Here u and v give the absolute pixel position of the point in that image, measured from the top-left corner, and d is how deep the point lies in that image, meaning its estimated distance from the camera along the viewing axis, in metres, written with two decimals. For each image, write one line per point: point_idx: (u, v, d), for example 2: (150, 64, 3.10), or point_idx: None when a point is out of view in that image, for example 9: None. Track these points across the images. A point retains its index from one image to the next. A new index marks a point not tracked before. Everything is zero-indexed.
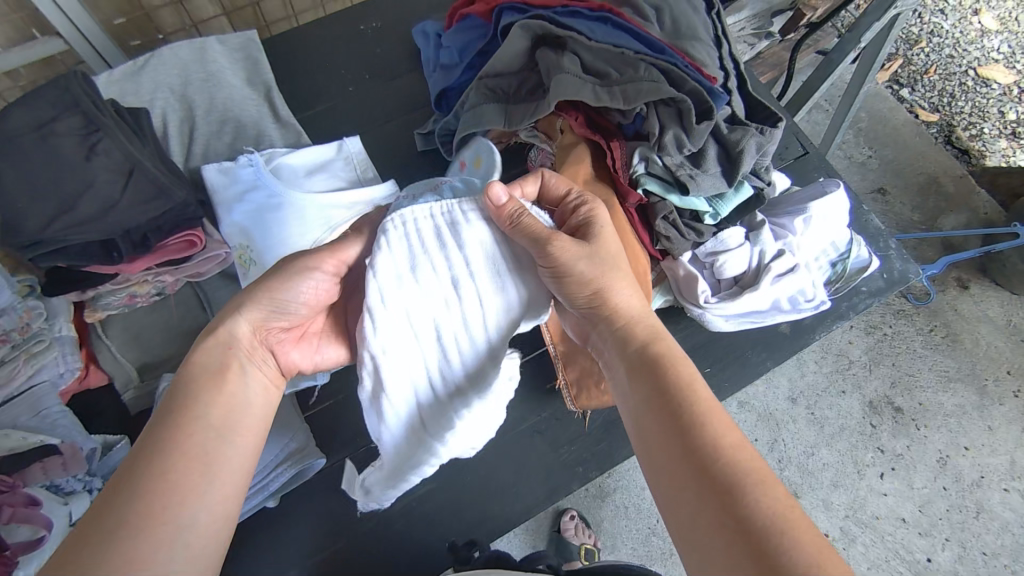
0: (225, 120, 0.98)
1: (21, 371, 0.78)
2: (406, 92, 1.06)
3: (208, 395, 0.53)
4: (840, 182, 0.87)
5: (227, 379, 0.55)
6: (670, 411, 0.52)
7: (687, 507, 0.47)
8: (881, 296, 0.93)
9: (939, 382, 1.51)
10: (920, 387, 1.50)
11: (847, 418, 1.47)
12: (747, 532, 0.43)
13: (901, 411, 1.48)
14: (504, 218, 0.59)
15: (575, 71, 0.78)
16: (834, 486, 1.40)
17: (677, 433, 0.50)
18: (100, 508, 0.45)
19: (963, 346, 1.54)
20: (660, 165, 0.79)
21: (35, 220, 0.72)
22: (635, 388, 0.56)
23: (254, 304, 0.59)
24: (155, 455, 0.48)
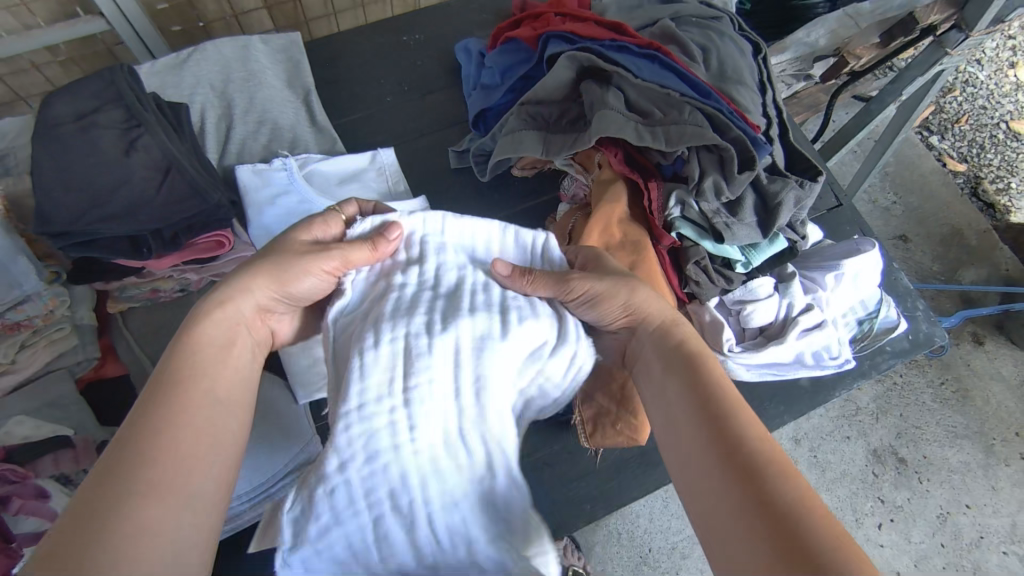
0: (263, 120, 0.98)
1: (41, 355, 0.79)
2: (444, 107, 1.06)
3: (204, 370, 0.49)
4: (876, 240, 0.86)
5: (226, 361, 0.51)
6: (698, 404, 0.49)
7: (709, 496, 0.45)
8: (904, 357, 0.91)
9: (946, 437, 1.49)
10: (925, 440, 1.49)
11: (849, 464, 1.46)
12: (799, 554, 0.39)
13: (905, 462, 1.46)
14: (519, 282, 0.59)
15: (618, 108, 0.78)
16: None
17: (718, 443, 0.46)
18: (108, 468, 0.41)
19: (973, 403, 1.52)
20: (696, 210, 0.78)
21: (69, 211, 0.71)
22: (671, 392, 0.52)
23: (265, 279, 0.56)
24: (157, 426, 0.44)
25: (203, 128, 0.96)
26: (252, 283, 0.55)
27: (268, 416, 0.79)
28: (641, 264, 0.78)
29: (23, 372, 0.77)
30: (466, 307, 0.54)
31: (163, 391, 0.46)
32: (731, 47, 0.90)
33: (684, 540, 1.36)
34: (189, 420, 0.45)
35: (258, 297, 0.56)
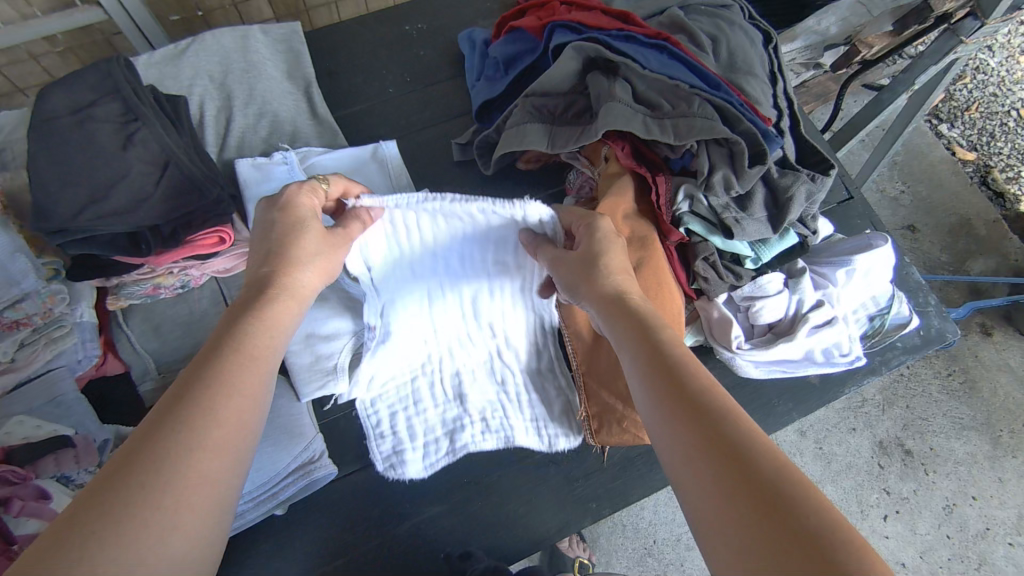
0: (263, 113, 0.96)
1: (41, 355, 0.77)
2: (447, 99, 1.04)
3: (252, 348, 0.50)
4: (887, 236, 0.84)
5: (269, 341, 0.52)
6: (657, 364, 0.50)
7: (672, 443, 0.44)
8: (915, 354, 0.90)
9: (952, 429, 1.48)
10: (932, 432, 1.48)
11: (855, 455, 1.45)
12: (756, 490, 0.38)
13: (911, 454, 1.45)
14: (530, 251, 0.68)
15: (625, 100, 0.76)
16: None
17: (687, 411, 0.45)
18: (164, 418, 0.42)
19: (980, 395, 1.50)
20: (705, 205, 0.76)
21: (66, 207, 0.70)
22: (636, 361, 0.51)
23: (323, 258, 0.59)
24: (214, 386, 0.45)
25: (202, 121, 0.94)
26: (308, 265, 0.58)
27: (270, 414, 0.78)
28: (648, 260, 0.76)
29: (22, 372, 0.76)
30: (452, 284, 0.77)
31: (224, 358, 0.48)
32: (741, 37, 0.88)
33: (688, 532, 1.35)
34: (235, 391, 0.46)
35: (311, 272, 0.58)
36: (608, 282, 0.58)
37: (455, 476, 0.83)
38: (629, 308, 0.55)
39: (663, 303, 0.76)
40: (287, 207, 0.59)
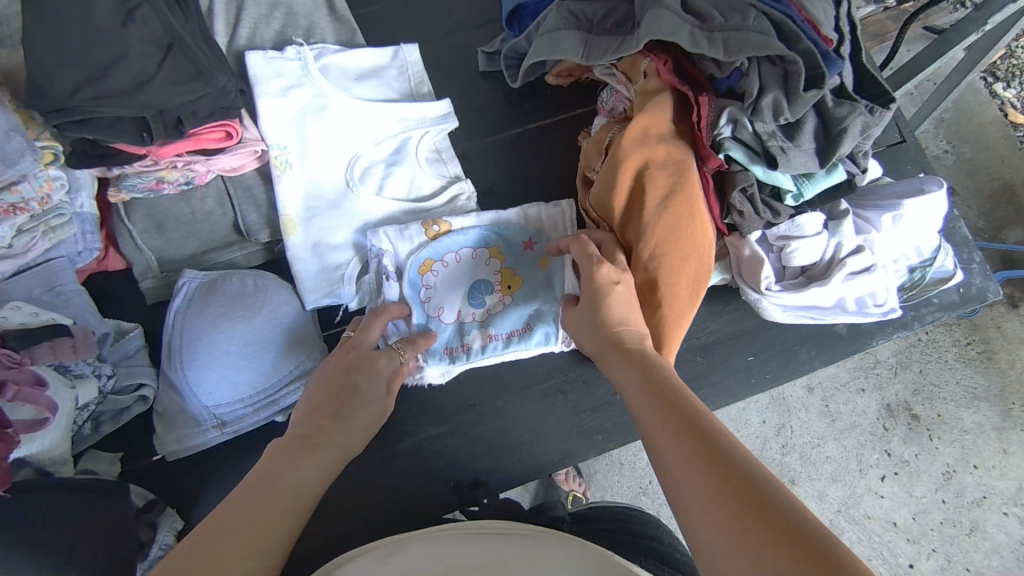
0: (276, 4, 0.89)
1: (40, 243, 0.75)
2: (476, 3, 0.96)
3: (310, 467, 0.54)
4: (943, 181, 0.77)
5: (323, 452, 0.56)
6: (660, 392, 0.55)
7: (675, 453, 0.49)
8: (951, 311, 0.85)
9: (963, 398, 1.44)
10: (942, 399, 1.44)
11: (861, 416, 1.42)
12: (748, 494, 0.43)
13: (917, 418, 1.43)
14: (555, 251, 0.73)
15: (673, 7, 0.69)
16: (832, 481, 1.38)
17: (692, 440, 0.49)
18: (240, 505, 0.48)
19: (998, 367, 1.45)
20: (749, 131, 0.69)
21: (63, 85, 0.65)
22: (639, 391, 0.56)
23: (376, 400, 0.63)
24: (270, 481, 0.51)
25: (210, 8, 0.87)
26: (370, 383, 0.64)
27: (274, 320, 0.75)
28: (681, 186, 0.71)
29: (20, 259, 0.74)
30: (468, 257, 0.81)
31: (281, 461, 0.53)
32: None
33: None
34: (274, 503, 0.49)
35: (369, 415, 0.62)
36: (616, 323, 0.63)
37: (460, 399, 0.81)
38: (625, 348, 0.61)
39: (694, 232, 0.71)
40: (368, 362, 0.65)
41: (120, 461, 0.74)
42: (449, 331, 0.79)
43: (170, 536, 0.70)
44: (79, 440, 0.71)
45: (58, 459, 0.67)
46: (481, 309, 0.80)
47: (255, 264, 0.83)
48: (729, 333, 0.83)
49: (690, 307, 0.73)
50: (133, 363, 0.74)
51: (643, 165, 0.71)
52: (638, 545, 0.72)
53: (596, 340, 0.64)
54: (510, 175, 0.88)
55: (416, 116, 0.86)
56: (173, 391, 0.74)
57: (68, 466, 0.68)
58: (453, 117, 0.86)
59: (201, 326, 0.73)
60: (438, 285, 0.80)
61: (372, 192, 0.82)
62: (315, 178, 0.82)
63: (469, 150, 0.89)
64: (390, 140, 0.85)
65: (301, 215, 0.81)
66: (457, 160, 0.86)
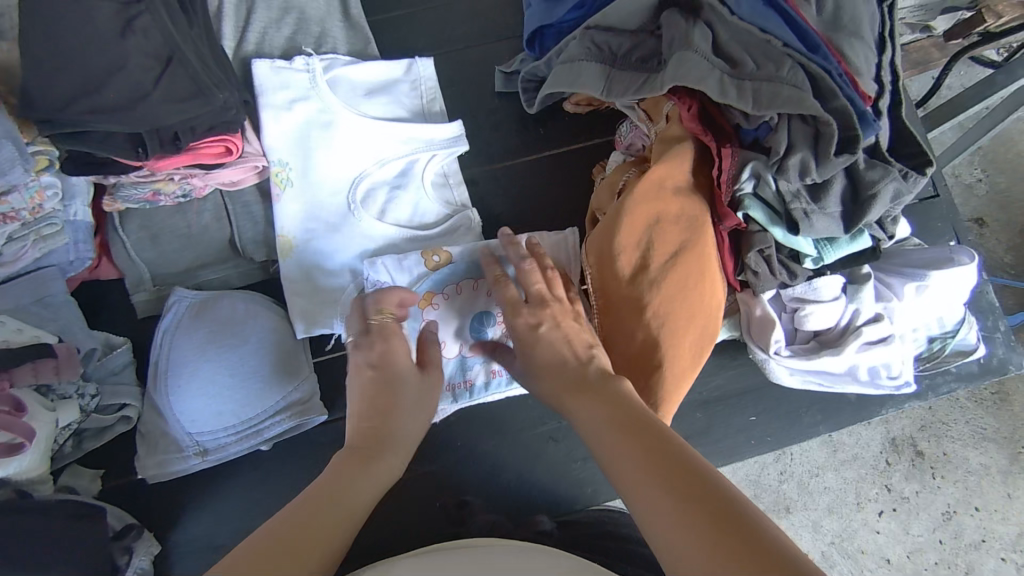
0: (288, 8, 0.86)
1: (29, 252, 0.72)
2: (497, 17, 0.91)
3: (365, 482, 0.52)
4: (974, 251, 0.73)
5: (378, 466, 0.54)
6: (623, 418, 0.52)
7: (643, 480, 0.46)
8: (969, 383, 0.81)
9: (970, 436, 1.25)
10: (948, 435, 1.25)
11: (863, 446, 1.20)
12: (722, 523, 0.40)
13: (921, 454, 1.23)
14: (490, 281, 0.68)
15: (703, 50, 0.65)
16: (829, 511, 1.18)
17: (657, 464, 0.46)
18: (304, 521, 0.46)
19: (1013, 409, 1.28)
20: (772, 190, 0.66)
21: (54, 96, 0.62)
22: (600, 418, 0.53)
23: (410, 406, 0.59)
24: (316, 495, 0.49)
25: (220, 9, 0.83)
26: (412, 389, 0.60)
27: (263, 349, 0.73)
28: (692, 244, 0.68)
29: (7, 268, 0.72)
30: (468, 287, 0.76)
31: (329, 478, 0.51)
32: None
33: None
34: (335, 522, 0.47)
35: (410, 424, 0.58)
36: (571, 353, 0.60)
37: (450, 436, 0.79)
38: (582, 374, 0.58)
39: (704, 291, 0.69)
40: (398, 368, 0.60)
41: (101, 477, 0.74)
42: (454, 364, 0.76)
43: (147, 560, 0.71)
44: (61, 456, 0.70)
45: (36, 479, 0.67)
46: (484, 343, 0.76)
47: (250, 283, 0.81)
48: (733, 389, 0.80)
49: (693, 367, 0.71)
50: (121, 380, 0.73)
51: (655, 218, 0.68)
52: (631, 553, 0.64)
53: (546, 370, 0.60)
54: (519, 204, 0.84)
55: (426, 136, 0.82)
56: (157, 413, 0.72)
57: (47, 485, 0.68)
58: (464, 140, 0.82)
59: (189, 350, 0.72)
60: (438, 319, 0.76)
61: (373, 216, 0.79)
62: (316, 197, 0.79)
63: (477, 175, 0.85)
64: (396, 161, 0.81)
65: (298, 235, 0.78)
66: (464, 186, 0.83)
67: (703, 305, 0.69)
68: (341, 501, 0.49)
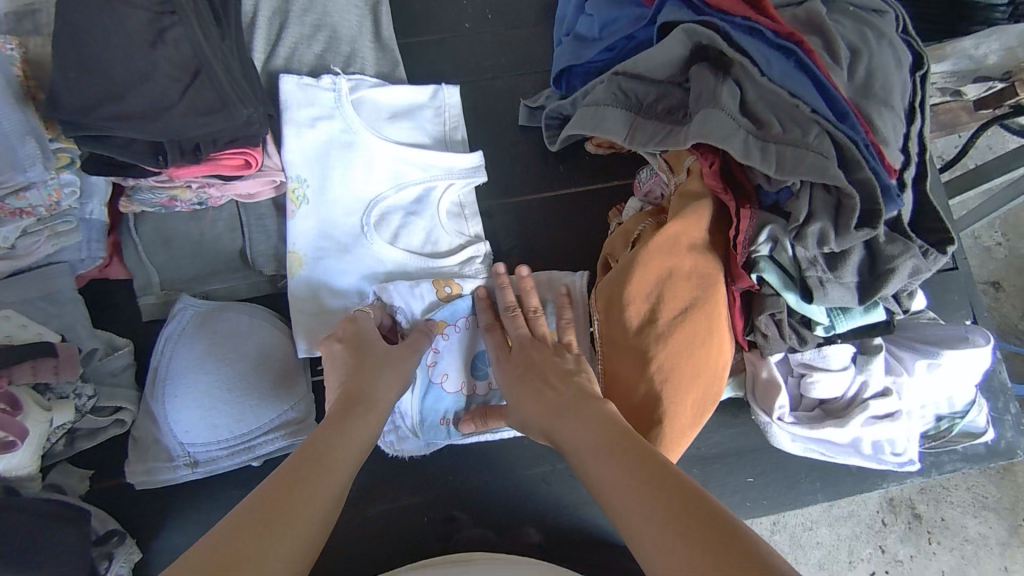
0: (320, 26, 0.86)
1: (42, 247, 0.73)
2: (526, 52, 0.92)
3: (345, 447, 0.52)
4: (991, 333, 0.72)
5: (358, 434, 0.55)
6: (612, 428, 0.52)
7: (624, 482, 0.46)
8: (974, 464, 0.80)
9: (971, 504, 1.20)
10: (948, 501, 1.19)
11: (859, 504, 1.15)
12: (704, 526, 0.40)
13: (919, 518, 1.17)
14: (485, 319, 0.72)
15: (730, 110, 0.64)
16: (818, 568, 1.12)
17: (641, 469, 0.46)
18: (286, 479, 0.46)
19: (1016, 479, 1.22)
20: (788, 255, 0.65)
21: (78, 100, 0.62)
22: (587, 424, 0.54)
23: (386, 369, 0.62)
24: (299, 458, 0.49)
25: (254, 22, 0.84)
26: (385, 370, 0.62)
27: (262, 363, 0.73)
28: (702, 301, 0.67)
29: (19, 262, 0.72)
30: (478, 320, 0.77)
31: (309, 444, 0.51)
32: (888, 56, 0.73)
33: None
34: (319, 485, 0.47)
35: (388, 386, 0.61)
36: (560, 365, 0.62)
37: (442, 468, 0.78)
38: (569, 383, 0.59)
39: (711, 349, 0.68)
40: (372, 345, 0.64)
41: (89, 479, 0.73)
42: (452, 399, 0.76)
43: (126, 567, 0.70)
44: (50, 455, 0.70)
45: (24, 476, 0.66)
46: (485, 380, 0.77)
47: (257, 295, 0.81)
48: (733, 448, 0.78)
49: (693, 426, 0.70)
50: (117, 383, 0.73)
51: (667, 272, 0.68)
52: None
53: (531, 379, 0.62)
54: (532, 241, 0.84)
55: (445, 165, 0.82)
56: (151, 420, 0.72)
57: (35, 482, 0.67)
58: (483, 171, 0.82)
59: (189, 359, 0.71)
60: (444, 350, 0.76)
61: (385, 239, 0.79)
62: (330, 216, 0.79)
63: (493, 207, 0.85)
64: (413, 187, 0.81)
65: (309, 252, 0.78)
66: (479, 218, 0.83)
67: (708, 362, 0.68)
68: (326, 464, 0.50)
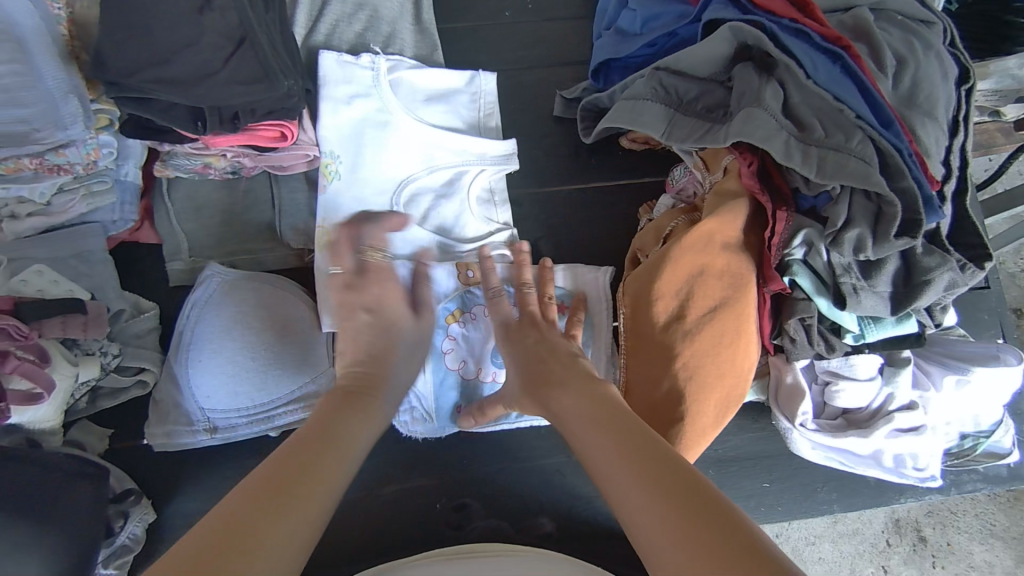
0: (363, 4, 0.86)
1: (77, 206, 0.73)
2: (565, 44, 0.91)
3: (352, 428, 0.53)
4: (1022, 353, 0.71)
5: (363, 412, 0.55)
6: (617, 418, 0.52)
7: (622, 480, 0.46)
8: (994, 486, 0.79)
9: (978, 531, 1.18)
10: (955, 526, 1.17)
11: (864, 523, 1.14)
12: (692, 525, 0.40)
13: (924, 541, 1.15)
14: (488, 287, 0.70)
15: (773, 110, 0.64)
16: None
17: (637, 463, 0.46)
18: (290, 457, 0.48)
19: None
20: (822, 260, 0.64)
21: (125, 60, 0.63)
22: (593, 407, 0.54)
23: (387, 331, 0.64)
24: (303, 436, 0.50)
25: None
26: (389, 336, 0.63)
27: (286, 338, 0.73)
28: (732, 301, 0.67)
29: (55, 219, 0.73)
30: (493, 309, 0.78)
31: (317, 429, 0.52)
32: (934, 67, 0.72)
33: None
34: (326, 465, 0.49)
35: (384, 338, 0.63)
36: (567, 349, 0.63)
37: (456, 453, 0.78)
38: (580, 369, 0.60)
39: (737, 352, 0.67)
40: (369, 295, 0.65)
41: (108, 438, 0.74)
42: (466, 386, 0.77)
43: (140, 528, 0.71)
44: (72, 411, 0.70)
45: (47, 429, 0.67)
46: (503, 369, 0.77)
47: (284, 268, 0.81)
48: (750, 453, 0.78)
49: (711, 431, 0.69)
50: (141, 345, 0.73)
51: (698, 270, 0.67)
52: None
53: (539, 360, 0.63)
54: (558, 232, 0.83)
55: (477, 149, 0.82)
56: (174, 384, 0.72)
57: (57, 437, 0.68)
58: (515, 160, 0.83)
59: (214, 326, 0.72)
60: (460, 338, 0.77)
61: (413, 221, 0.79)
62: (360, 194, 0.79)
63: (522, 196, 0.85)
64: (444, 170, 0.81)
65: (337, 229, 0.78)
66: (508, 206, 0.83)
67: (734, 365, 0.68)
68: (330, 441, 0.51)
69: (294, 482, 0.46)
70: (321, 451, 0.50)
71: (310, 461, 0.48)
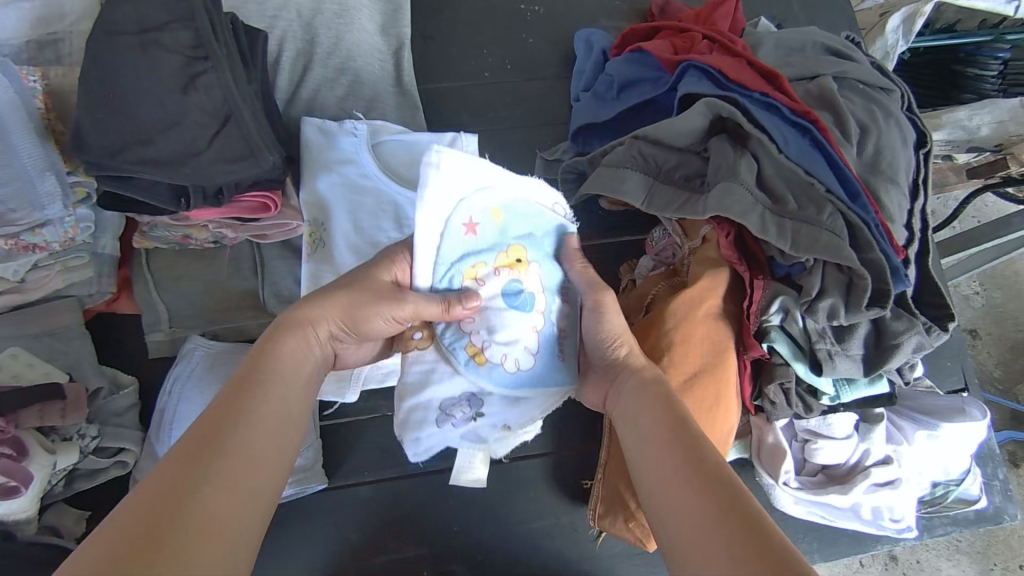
0: (343, 69, 0.87)
1: (53, 280, 0.71)
2: (544, 102, 0.94)
3: (267, 407, 0.46)
4: (985, 406, 0.75)
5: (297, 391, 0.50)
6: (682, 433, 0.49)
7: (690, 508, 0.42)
8: (964, 528, 0.82)
9: (944, 547, 1.20)
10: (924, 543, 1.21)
11: None
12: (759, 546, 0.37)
13: (896, 561, 1.19)
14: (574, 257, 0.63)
15: (749, 183, 0.66)
16: None
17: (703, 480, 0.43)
18: (202, 445, 0.41)
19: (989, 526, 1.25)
20: (799, 326, 0.67)
21: (106, 143, 0.62)
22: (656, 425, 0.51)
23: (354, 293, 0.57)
24: (223, 426, 0.43)
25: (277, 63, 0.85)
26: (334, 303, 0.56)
27: None
28: (714, 368, 0.69)
29: (28, 295, 0.71)
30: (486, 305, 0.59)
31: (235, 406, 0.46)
32: (894, 134, 0.77)
33: None
34: (238, 444, 0.43)
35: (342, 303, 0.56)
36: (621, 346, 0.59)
37: (446, 518, 0.78)
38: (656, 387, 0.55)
39: (718, 417, 0.68)
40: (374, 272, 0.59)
41: (84, 520, 0.70)
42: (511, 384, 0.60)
43: None
44: (47, 496, 0.68)
45: (23, 519, 0.64)
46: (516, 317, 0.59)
47: None
48: None
49: None
50: (121, 424, 0.71)
51: (680, 340, 0.69)
52: None
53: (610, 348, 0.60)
54: None
55: None
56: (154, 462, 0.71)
57: (31, 525, 0.65)
58: None
59: (197, 404, 0.71)
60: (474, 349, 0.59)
61: None
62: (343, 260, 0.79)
63: None
64: None
65: None
66: None
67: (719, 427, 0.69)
68: (245, 431, 0.44)
69: (199, 467, 0.40)
70: (238, 442, 0.43)
71: (216, 437, 0.42)
